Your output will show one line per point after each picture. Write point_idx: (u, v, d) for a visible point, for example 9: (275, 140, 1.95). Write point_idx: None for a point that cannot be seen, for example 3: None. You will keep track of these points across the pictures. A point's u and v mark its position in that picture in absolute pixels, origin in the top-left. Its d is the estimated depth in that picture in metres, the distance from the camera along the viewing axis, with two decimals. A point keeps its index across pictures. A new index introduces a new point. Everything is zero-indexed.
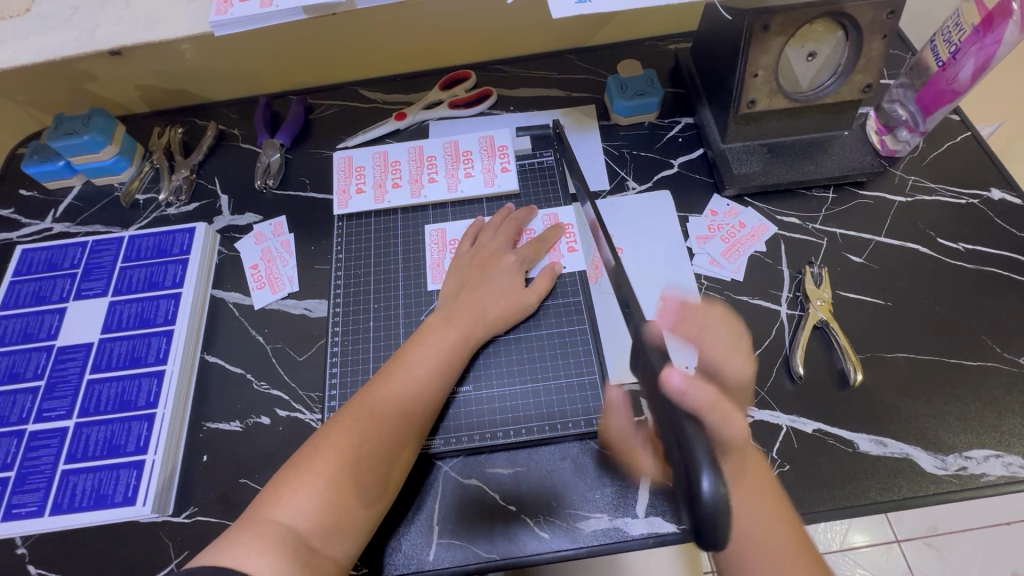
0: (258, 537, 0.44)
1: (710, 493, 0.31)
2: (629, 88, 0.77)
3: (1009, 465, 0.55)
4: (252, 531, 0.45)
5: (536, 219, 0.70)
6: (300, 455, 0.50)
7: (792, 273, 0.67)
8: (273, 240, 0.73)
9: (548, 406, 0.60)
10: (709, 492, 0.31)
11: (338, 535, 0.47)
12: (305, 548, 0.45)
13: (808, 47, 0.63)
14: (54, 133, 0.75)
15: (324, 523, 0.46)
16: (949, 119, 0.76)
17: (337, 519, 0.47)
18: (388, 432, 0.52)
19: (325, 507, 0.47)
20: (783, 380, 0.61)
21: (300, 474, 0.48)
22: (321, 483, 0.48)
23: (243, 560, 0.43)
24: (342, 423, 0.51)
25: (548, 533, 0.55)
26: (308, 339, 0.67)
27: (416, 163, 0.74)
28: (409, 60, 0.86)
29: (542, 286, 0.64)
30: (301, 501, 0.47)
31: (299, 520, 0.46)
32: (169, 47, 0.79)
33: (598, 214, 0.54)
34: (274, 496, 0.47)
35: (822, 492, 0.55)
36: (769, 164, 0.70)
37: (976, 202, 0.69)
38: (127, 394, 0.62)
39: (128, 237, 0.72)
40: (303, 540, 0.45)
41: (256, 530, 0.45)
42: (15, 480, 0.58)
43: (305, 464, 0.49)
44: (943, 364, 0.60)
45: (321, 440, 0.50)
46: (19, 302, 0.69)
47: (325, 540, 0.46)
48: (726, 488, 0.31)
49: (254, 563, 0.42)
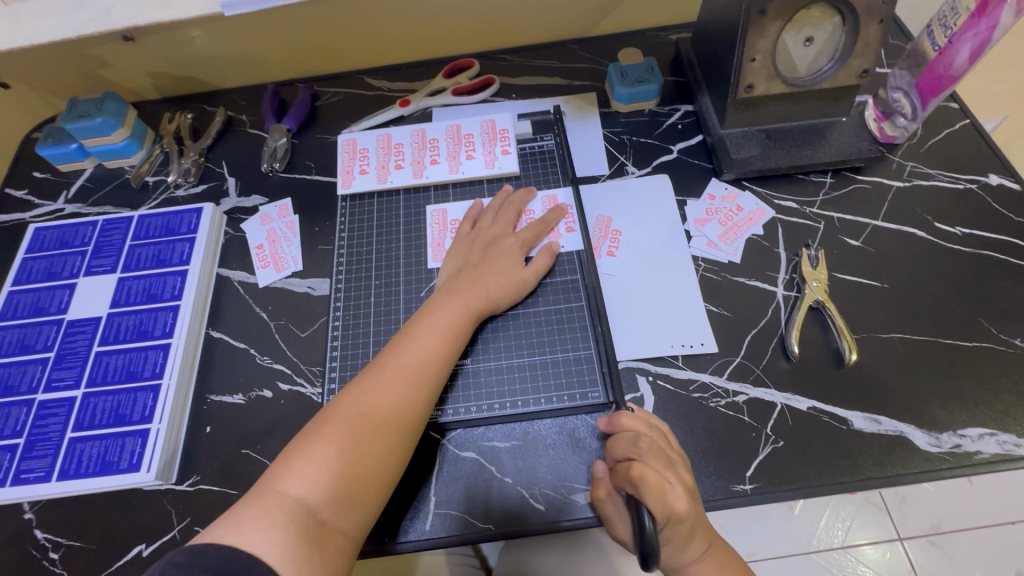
0: (266, 510, 0.45)
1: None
2: (629, 75, 0.79)
3: (1003, 443, 0.55)
4: (263, 504, 0.46)
5: (535, 201, 0.71)
6: (307, 430, 0.51)
7: (789, 256, 0.67)
8: (278, 221, 0.75)
9: (547, 380, 0.61)
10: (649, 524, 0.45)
11: (347, 508, 0.48)
12: (314, 519, 0.46)
13: (805, 32, 0.63)
14: (67, 116, 0.77)
15: (332, 495, 0.47)
16: (947, 107, 0.76)
17: (346, 491, 0.48)
18: (393, 408, 0.52)
19: (333, 480, 0.48)
20: (779, 359, 0.61)
21: (307, 448, 0.49)
22: (328, 457, 0.48)
23: (251, 534, 0.44)
24: (350, 399, 0.52)
25: (545, 505, 0.56)
26: (310, 316, 0.68)
27: (419, 146, 0.76)
28: (413, 48, 0.88)
29: (541, 265, 0.64)
30: (309, 475, 0.47)
31: (308, 492, 0.47)
32: (180, 34, 0.81)
33: None
34: (282, 470, 0.48)
35: (816, 467, 0.55)
36: (767, 149, 0.71)
37: (974, 187, 0.70)
38: (134, 365, 0.63)
39: (138, 216, 0.74)
40: (312, 512, 0.46)
41: (265, 503, 0.46)
42: (23, 447, 0.60)
43: (312, 439, 0.50)
44: (939, 344, 0.60)
45: (328, 416, 0.51)
46: (31, 278, 0.71)
47: (334, 512, 0.47)
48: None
49: (261, 537, 0.44)
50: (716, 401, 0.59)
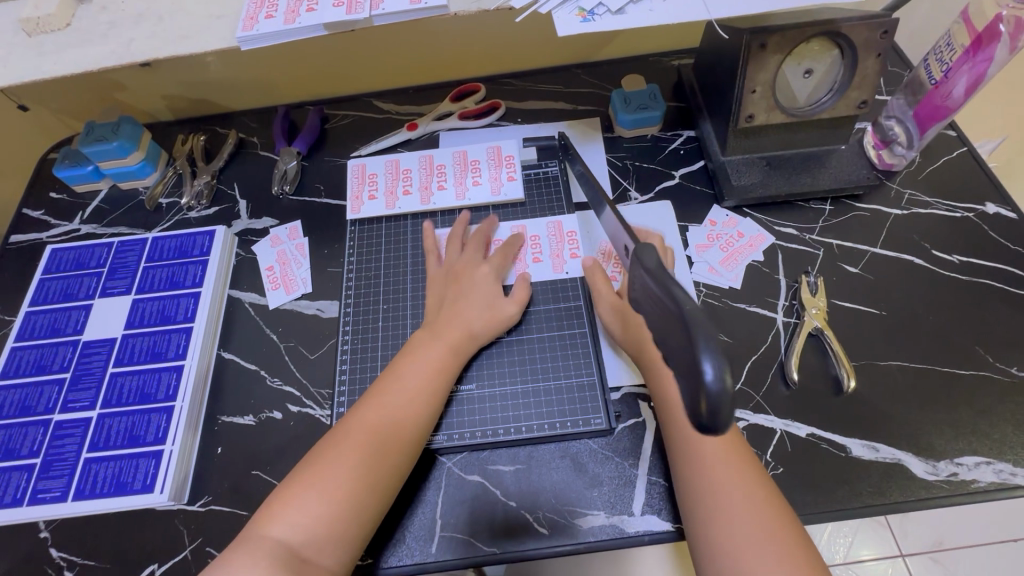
0: (252, 555, 0.47)
1: (714, 379, 0.32)
2: (632, 102, 0.80)
3: (1000, 472, 0.56)
4: (247, 550, 0.47)
5: (501, 230, 0.73)
6: (293, 473, 0.52)
7: (789, 282, 0.69)
8: (288, 243, 0.77)
9: (546, 405, 0.62)
10: (714, 379, 0.32)
11: (331, 546, 0.49)
12: (298, 560, 0.47)
13: (804, 64, 0.65)
14: (84, 140, 0.79)
15: (315, 536, 0.49)
16: (945, 134, 0.78)
17: (329, 532, 0.49)
18: (374, 442, 0.53)
19: (315, 521, 0.49)
20: (778, 385, 0.62)
21: (291, 490, 0.50)
22: (310, 499, 0.50)
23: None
24: (333, 439, 0.54)
25: (548, 529, 0.57)
26: (320, 338, 0.70)
27: (426, 171, 0.78)
28: (422, 73, 0.90)
29: (603, 286, 0.64)
30: (292, 517, 0.49)
31: (290, 534, 0.48)
32: (195, 59, 0.83)
33: (614, 212, 0.55)
34: (267, 515, 0.50)
35: (814, 494, 0.57)
36: (767, 177, 0.73)
37: (971, 215, 0.71)
38: (148, 387, 0.65)
39: (152, 238, 0.76)
40: (296, 554, 0.47)
41: (251, 547, 0.47)
42: (40, 467, 0.61)
43: (297, 482, 0.51)
44: (936, 372, 0.61)
45: (313, 457, 0.53)
46: (48, 299, 0.72)
47: (318, 551, 0.48)
48: (730, 376, 0.33)
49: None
50: None
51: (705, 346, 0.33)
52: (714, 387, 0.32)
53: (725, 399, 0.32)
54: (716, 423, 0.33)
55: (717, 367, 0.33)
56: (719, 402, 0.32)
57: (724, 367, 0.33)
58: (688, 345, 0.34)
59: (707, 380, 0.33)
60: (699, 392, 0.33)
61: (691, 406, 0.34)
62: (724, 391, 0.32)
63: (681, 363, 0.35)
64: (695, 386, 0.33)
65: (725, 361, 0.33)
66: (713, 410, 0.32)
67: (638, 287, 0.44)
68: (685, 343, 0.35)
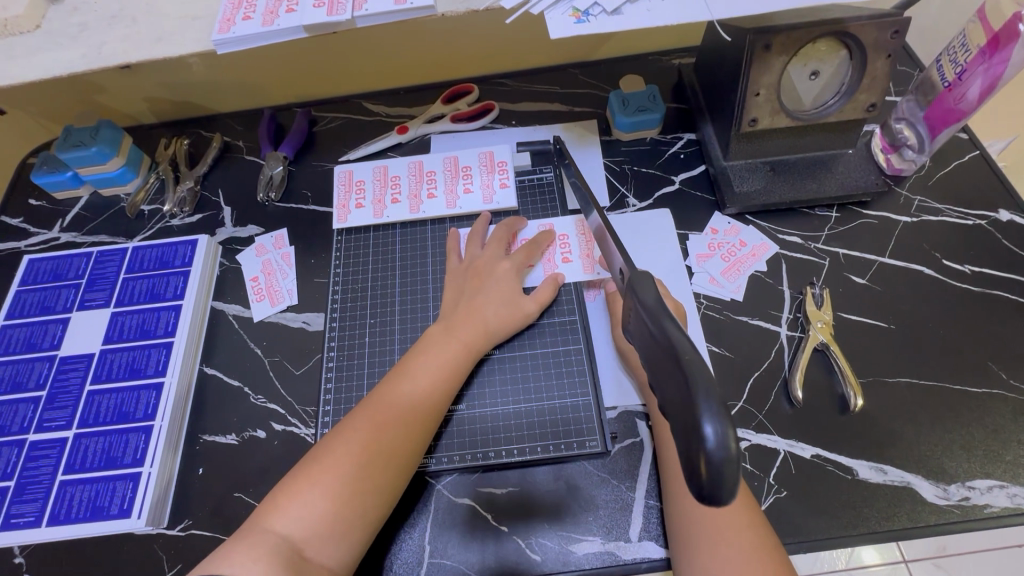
0: (253, 546, 0.45)
1: (714, 440, 0.31)
2: (630, 104, 0.77)
3: (1014, 496, 0.54)
4: (247, 540, 0.45)
5: (529, 228, 0.71)
6: (300, 464, 0.50)
7: (793, 294, 0.66)
8: (273, 253, 0.74)
9: (541, 425, 0.60)
10: (713, 437, 0.31)
11: (332, 546, 0.47)
12: (298, 557, 0.45)
13: (810, 66, 0.62)
14: (62, 145, 0.76)
15: (318, 532, 0.46)
16: (957, 138, 0.75)
17: (332, 529, 0.47)
18: (387, 442, 0.51)
19: (319, 518, 0.47)
20: (782, 403, 0.60)
21: (298, 483, 0.48)
22: (316, 494, 0.48)
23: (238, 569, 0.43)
24: (344, 433, 0.51)
25: (541, 556, 0.54)
26: (305, 353, 0.67)
27: (416, 178, 0.75)
28: (412, 73, 0.87)
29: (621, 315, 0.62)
30: (296, 510, 0.47)
31: (293, 529, 0.46)
32: (176, 60, 0.80)
33: (605, 222, 0.53)
34: (271, 507, 0.47)
35: (819, 519, 0.54)
36: (771, 183, 0.70)
37: (984, 223, 0.68)
38: (126, 406, 0.62)
39: (132, 248, 0.73)
40: (297, 550, 0.45)
41: (251, 539, 0.45)
42: (14, 490, 0.59)
43: (304, 474, 0.49)
44: (947, 390, 0.59)
45: (322, 447, 0.51)
46: (24, 312, 0.70)
47: (319, 549, 0.46)
48: (732, 436, 0.31)
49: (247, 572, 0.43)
50: None
51: (704, 402, 0.32)
52: (714, 448, 0.31)
53: (726, 461, 0.31)
54: (711, 489, 0.32)
55: (718, 429, 0.31)
56: (721, 466, 0.31)
57: (726, 428, 0.31)
58: (688, 400, 0.33)
59: (706, 438, 0.31)
60: (700, 454, 0.31)
61: (688, 467, 0.33)
62: (725, 454, 0.31)
63: (679, 419, 0.34)
64: (692, 442, 0.32)
65: (726, 419, 0.32)
66: (714, 475, 0.31)
67: (633, 322, 0.43)
68: (684, 395, 0.34)
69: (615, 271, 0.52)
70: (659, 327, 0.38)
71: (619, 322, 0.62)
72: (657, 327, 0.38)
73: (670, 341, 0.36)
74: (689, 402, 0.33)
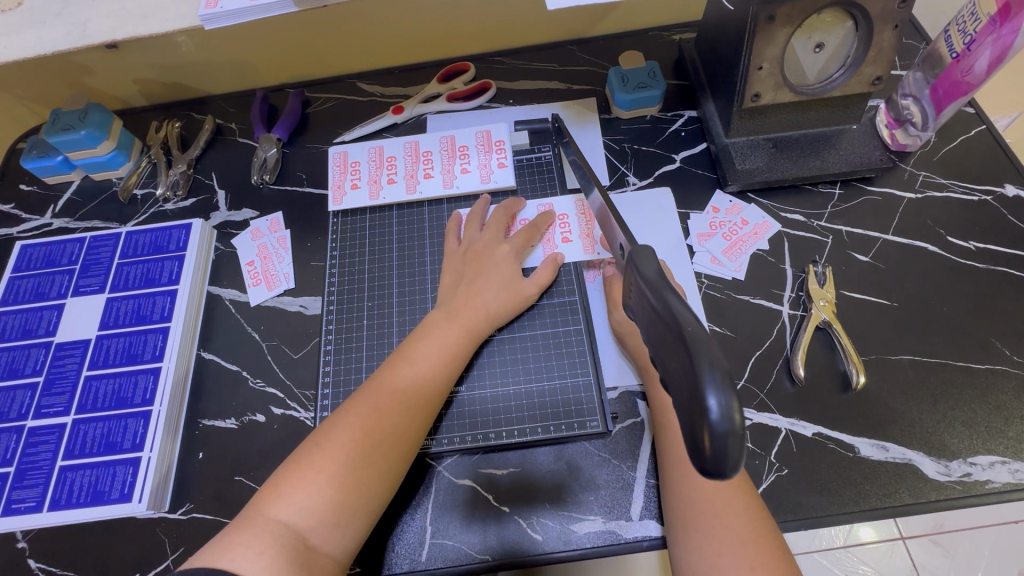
0: (258, 535, 0.44)
1: (717, 411, 0.31)
2: (630, 80, 0.75)
3: (1016, 472, 0.54)
4: (252, 529, 0.45)
5: (527, 208, 0.69)
6: (302, 451, 0.50)
7: (795, 272, 0.65)
8: (269, 236, 0.73)
9: (540, 407, 0.59)
10: (717, 409, 0.31)
11: (338, 532, 0.47)
12: (304, 546, 0.45)
13: (815, 38, 0.60)
14: (50, 129, 0.74)
15: (323, 519, 0.46)
16: (963, 112, 0.73)
17: (337, 515, 0.47)
18: (390, 427, 0.51)
19: (324, 505, 0.46)
20: (783, 381, 0.59)
21: (301, 471, 0.48)
22: (321, 481, 0.47)
23: (243, 560, 0.43)
24: (345, 419, 0.51)
25: (542, 536, 0.54)
26: (303, 337, 0.66)
27: (411, 158, 0.73)
28: (407, 52, 0.85)
29: (619, 297, 0.62)
30: (299, 499, 0.46)
31: (298, 517, 0.46)
32: (164, 39, 0.78)
33: (607, 199, 0.53)
34: (273, 494, 0.47)
35: (821, 496, 0.54)
36: (773, 159, 0.68)
37: (989, 198, 0.67)
38: (124, 391, 0.62)
39: (126, 233, 0.72)
40: (302, 538, 0.45)
41: (255, 529, 0.45)
42: (14, 476, 0.59)
43: (306, 461, 0.48)
44: (950, 367, 0.58)
45: (322, 434, 0.50)
46: (18, 298, 0.69)
47: (325, 537, 0.46)
48: (735, 406, 0.31)
49: (250, 564, 0.42)
50: None
51: (707, 372, 0.32)
52: (718, 419, 0.31)
53: (730, 433, 0.31)
54: (715, 462, 0.31)
55: (722, 401, 0.31)
56: (725, 438, 0.31)
57: (730, 400, 0.31)
58: (691, 373, 0.33)
59: (709, 410, 0.31)
60: (704, 428, 0.31)
61: (692, 442, 0.33)
62: (729, 427, 0.31)
63: (682, 392, 0.34)
64: (696, 414, 0.32)
65: (730, 391, 0.31)
66: (719, 448, 0.31)
67: (634, 297, 0.42)
68: (687, 368, 0.33)
69: (617, 247, 0.51)
70: (660, 300, 0.37)
71: (618, 304, 0.61)
72: (659, 299, 0.38)
73: (672, 315, 0.36)
74: (692, 375, 0.32)
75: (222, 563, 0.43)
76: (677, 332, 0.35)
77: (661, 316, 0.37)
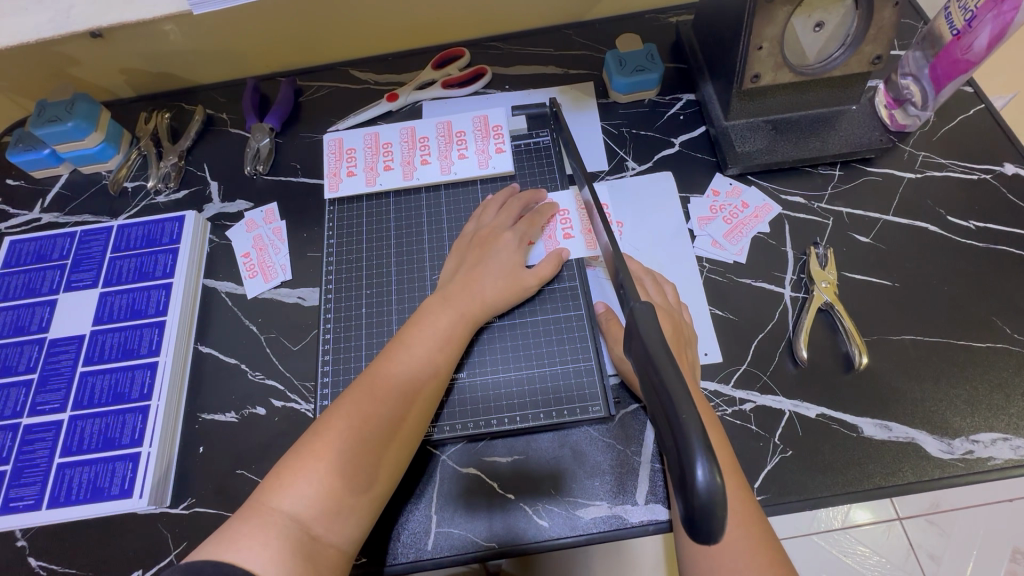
0: (261, 526, 0.44)
1: (703, 483, 0.31)
2: (628, 63, 0.74)
3: (1017, 448, 0.54)
4: (256, 521, 0.44)
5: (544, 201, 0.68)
6: (302, 440, 0.49)
7: (796, 254, 0.65)
8: (264, 227, 0.72)
9: (544, 392, 0.59)
10: (704, 480, 0.31)
11: (339, 521, 0.46)
12: (307, 536, 0.44)
13: (815, 17, 0.59)
14: (36, 121, 0.72)
15: (325, 509, 0.45)
16: (962, 91, 0.73)
17: (339, 504, 0.46)
18: (386, 414, 0.50)
19: (326, 494, 0.46)
20: (786, 363, 0.59)
21: (302, 460, 0.47)
22: (321, 470, 0.46)
23: (248, 551, 0.42)
24: (343, 406, 0.50)
25: (549, 521, 0.55)
26: (302, 329, 0.66)
27: (408, 145, 0.72)
28: (401, 38, 0.83)
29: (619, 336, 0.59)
30: (301, 488, 0.46)
31: (300, 507, 0.45)
32: (152, 28, 0.76)
33: (592, 194, 0.54)
34: (274, 484, 0.46)
35: (825, 476, 0.54)
36: (773, 142, 0.68)
37: (988, 177, 0.67)
38: (121, 386, 0.61)
39: (117, 226, 0.71)
40: (305, 528, 0.44)
41: (258, 520, 0.44)
42: (11, 474, 0.58)
43: (307, 450, 0.47)
44: (951, 346, 0.58)
45: (321, 423, 0.49)
46: (9, 295, 0.68)
47: (328, 526, 0.45)
48: (720, 479, 0.31)
49: (257, 555, 0.42)
50: (722, 410, 0.58)
51: (695, 442, 0.32)
52: (702, 490, 0.31)
53: (715, 504, 0.31)
54: (703, 528, 0.31)
55: (708, 471, 0.31)
56: (709, 508, 0.31)
57: (714, 467, 0.31)
58: (679, 437, 0.32)
59: (695, 479, 0.31)
60: (688, 488, 0.31)
61: (676, 491, 0.33)
62: (712, 491, 0.31)
63: (668, 454, 0.34)
64: (682, 482, 0.32)
65: (714, 457, 0.32)
66: (703, 510, 0.31)
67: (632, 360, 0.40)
68: (675, 434, 0.33)
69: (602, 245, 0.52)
70: (673, 421, 0.33)
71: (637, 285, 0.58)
72: (677, 428, 0.33)
73: (681, 426, 0.33)
74: (679, 442, 0.32)
75: (227, 556, 0.42)
76: (671, 413, 0.34)
77: (660, 408, 0.35)
